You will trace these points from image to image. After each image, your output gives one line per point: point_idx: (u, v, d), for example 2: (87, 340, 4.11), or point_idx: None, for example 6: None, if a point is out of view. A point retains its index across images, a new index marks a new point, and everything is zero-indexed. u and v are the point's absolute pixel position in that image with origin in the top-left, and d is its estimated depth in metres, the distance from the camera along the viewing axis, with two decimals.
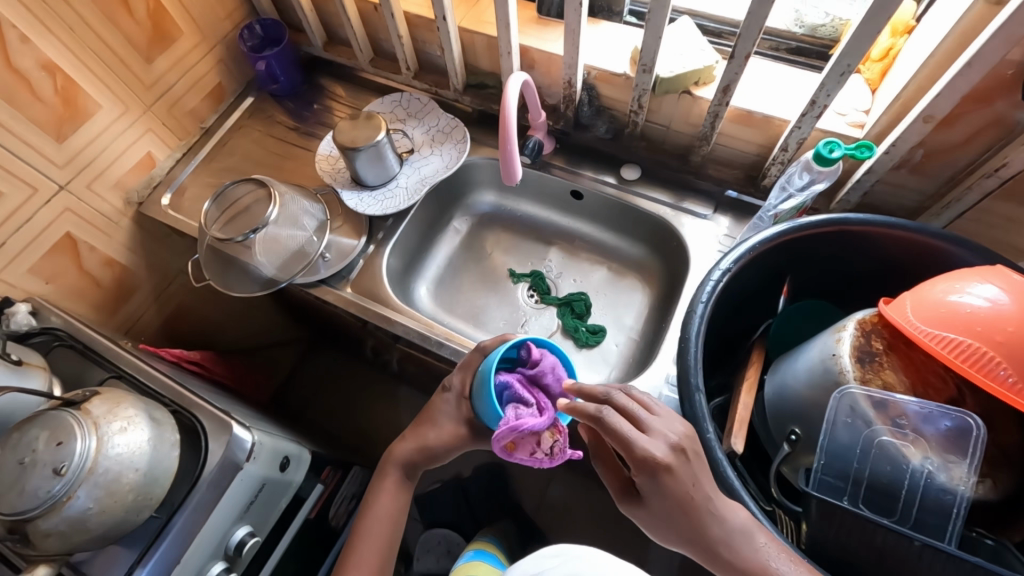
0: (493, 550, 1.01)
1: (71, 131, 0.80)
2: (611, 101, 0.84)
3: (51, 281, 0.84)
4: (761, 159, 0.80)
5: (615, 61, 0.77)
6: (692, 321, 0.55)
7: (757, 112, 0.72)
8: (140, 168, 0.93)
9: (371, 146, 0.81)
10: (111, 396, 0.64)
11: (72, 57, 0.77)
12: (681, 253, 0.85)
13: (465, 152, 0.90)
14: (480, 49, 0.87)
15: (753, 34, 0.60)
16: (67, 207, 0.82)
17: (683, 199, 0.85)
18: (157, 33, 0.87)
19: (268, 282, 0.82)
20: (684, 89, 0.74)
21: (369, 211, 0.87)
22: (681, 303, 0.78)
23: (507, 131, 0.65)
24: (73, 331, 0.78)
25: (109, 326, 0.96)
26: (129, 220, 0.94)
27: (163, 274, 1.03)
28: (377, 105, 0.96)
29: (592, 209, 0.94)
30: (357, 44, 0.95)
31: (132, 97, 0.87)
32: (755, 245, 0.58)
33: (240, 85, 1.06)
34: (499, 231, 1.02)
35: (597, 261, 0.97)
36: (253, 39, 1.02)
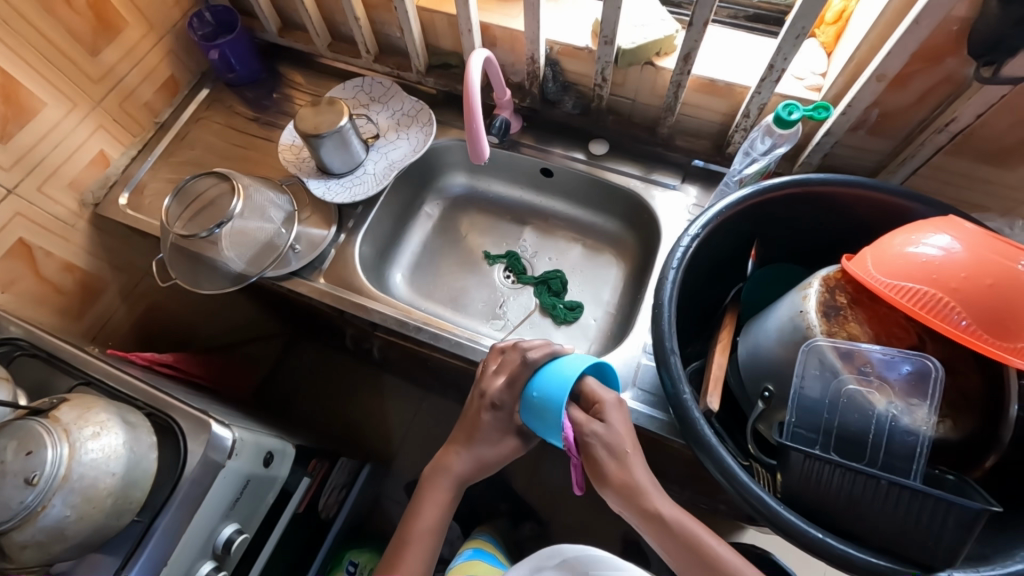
0: (492, 550, 1.00)
1: (15, 131, 0.76)
2: (577, 76, 0.83)
3: (7, 290, 0.80)
4: (725, 127, 0.81)
5: (577, 34, 0.77)
6: (665, 288, 0.56)
7: (718, 80, 0.72)
8: (94, 168, 0.89)
9: (334, 132, 0.79)
10: (81, 401, 0.62)
11: (10, 52, 0.73)
12: (652, 224, 0.86)
13: (432, 135, 0.89)
14: (441, 28, 0.86)
15: (710, 1, 0.60)
16: (18, 211, 0.79)
17: (652, 171, 0.86)
18: (100, 25, 0.82)
19: (237, 277, 0.80)
20: (647, 60, 0.75)
21: (337, 199, 0.86)
22: (654, 274, 0.80)
23: (472, 109, 0.65)
24: (34, 340, 0.76)
25: (74, 333, 0.93)
26: (86, 222, 0.90)
27: (128, 277, 1.00)
28: (339, 91, 0.94)
29: (563, 186, 0.94)
30: (314, 28, 0.92)
31: (78, 93, 0.83)
32: (722, 210, 0.59)
33: (194, 77, 1.03)
34: (472, 214, 1.02)
35: (571, 238, 0.97)
36: (204, 28, 0.98)
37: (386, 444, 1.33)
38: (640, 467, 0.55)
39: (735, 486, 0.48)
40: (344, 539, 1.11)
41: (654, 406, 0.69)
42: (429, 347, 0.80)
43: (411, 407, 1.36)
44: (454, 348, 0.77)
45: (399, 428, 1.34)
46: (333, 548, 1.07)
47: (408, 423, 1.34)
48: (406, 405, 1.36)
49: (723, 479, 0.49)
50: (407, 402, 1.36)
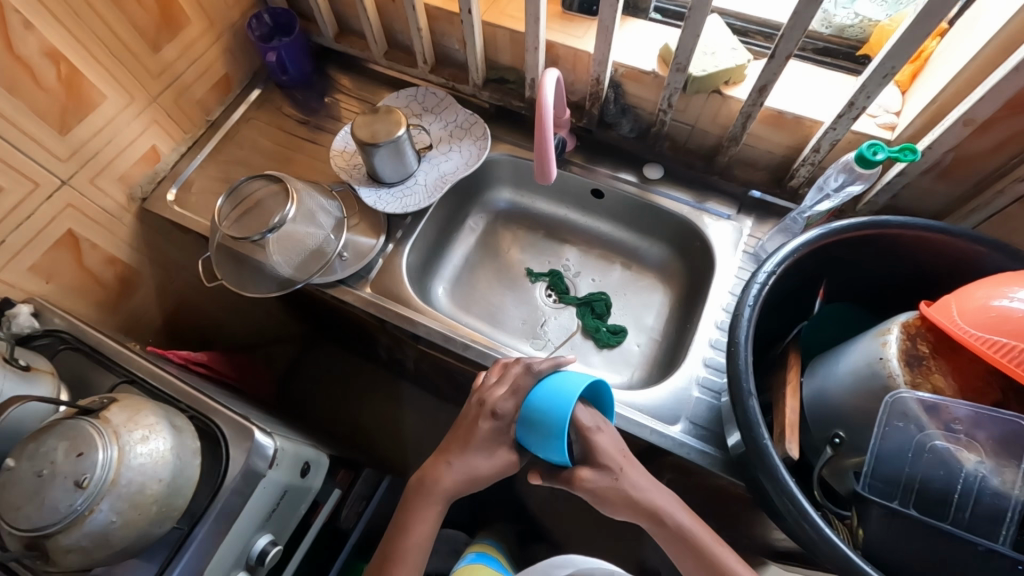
0: (494, 554, 0.97)
1: (76, 122, 0.76)
2: (638, 99, 0.82)
3: (51, 280, 0.81)
4: (787, 160, 0.80)
5: (644, 59, 0.76)
6: (742, 326, 0.54)
7: (788, 113, 0.71)
8: (145, 163, 0.89)
9: (390, 142, 0.79)
10: (131, 402, 0.61)
11: (77, 45, 0.73)
12: (704, 253, 0.85)
13: (486, 149, 0.88)
14: (503, 44, 0.85)
15: (796, 36, 0.59)
16: (69, 202, 0.79)
17: (706, 199, 0.85)
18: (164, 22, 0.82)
19: (284, 282, 0.79)
20: (715, 89, 0.74)
21: (388, 209, 0.85)
22: (708, 305, 0.78)
23: (544, 125, 0.63)
24: (78, 333, 0.75)
25: (110, 325, 0.92)
26: (132, 216, 0.90)
27: (166, 272, 1.00)
28: (392, 99, 0.94)
29: (611, 208, 0.93)
30: (373, 36, 0.92)
31: (136, 88, 0.82)
32: (798, 248, 0.57)
33: (247, 76, 1.01)
34: (517, 230, 1.00)
35: (617, 261, 0.96)
36: (261, 29, 0.96)
37: (404, 453, 1.31)
38: (640, 477, 0.59)
39: (815, 538, 0.47)
40: (360, 551, 1.09)
41: (708, 443, 0.69)
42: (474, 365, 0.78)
43: (430, 416, 1.35)
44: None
45: (418, 437, 1.32)
46: (349, 561, 1.04)
47: (428, 436, 1.32)
48: (425, 413, 1.35)
49: (802, 529, 0.48)
50: (426, 411, 1.35)
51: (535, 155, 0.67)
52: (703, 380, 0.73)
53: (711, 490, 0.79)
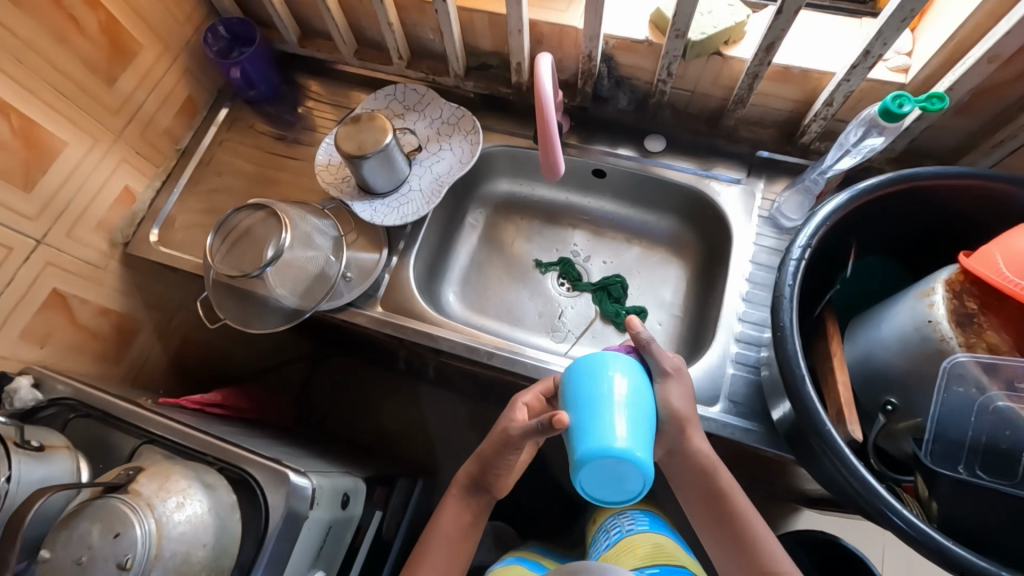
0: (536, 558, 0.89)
1: (40, 176, 0.70)
2: (632, 70, 0.78)
3: (45, 343, 0.77)
4: (795, 115, 0.76)
5: (636, 27, 0.71)
6: (785, 308, 0.52)
7: (796, 67, 0.67)
8: (121, 206, 0.83)
9: (378, 151, 0.75)
10: (159, 469, 0.58)
11: (27, 93, 0.66)
12: (718, 222, 0.82)
13: (479, 143, 0.83)
14: (482, 28, 0.79)
15: None
16: (48, 260, 0.74)
17: (712, 166, 0.82)
18: (114, 52, 0.75)
19: (292, 313, 0.76)
20: (715, 51, 0.70)
21: (386, 221, 0.80)
22: (730, 278, 0.76)
23: (547, 116, 0.59)
24: (85, 399, 0.72)
25: (114, 379, 0.88)
26: (117, 263, 0.85)
27: (162, 314, 0.96)
28: (370, 102, 0.88)
29: (616, 186, 0.89)
30: (340, 36, 0.85)
31: (98, 129, 0.76)
32: (829, 217, 0.55)
33: (211, 95, 0.95)
34: (519, 221, 0.97)
35: (627, 240, 0.93)
36: (219, 43, 0.89)
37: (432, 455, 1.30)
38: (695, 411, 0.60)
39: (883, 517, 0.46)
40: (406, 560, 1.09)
41: (750, 419, 0.68)
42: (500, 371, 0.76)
43: (452, 414, 1.34)
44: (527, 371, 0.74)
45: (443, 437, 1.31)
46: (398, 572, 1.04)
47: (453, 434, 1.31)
48: (446, 412, 1.34)
49: (873, 508, 0.47)
50: (447, 409, 1.34)
51: (540, 149, 0.63)
52: (738, 357, 0.72)
53: (754, 459, 0.78)
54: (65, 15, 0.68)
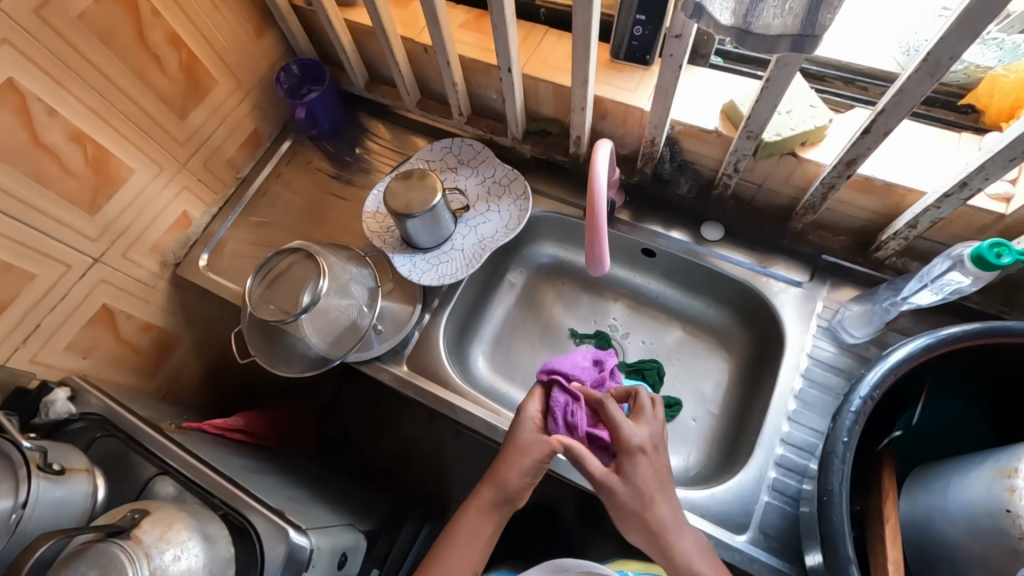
0: None
1: (104, 201, 0.73)
2: (696, 156, 0.74)
3: (89, 355, 0.80)
4: (871, 224, 0.70)
5: (705, 116, 0.68)
6: (834, 470, 0.46)
7: (878, 180, 0.62)
8: (177, 229, 0.86)
9: (427, 211, 0.74)
10: (162, 515, 0.59)
11: (103, 124, 0.70)
12: (771, 324, 0.76)
13: (527, 209, 0.81)
14: (546, 96, 0.78)
15: (902, 112, 0.50)
16: (102, 278, 0.77)
17: (772, 263, 0.76)
18: (190, 87, 0.78)
19: (321, 360, 0.76)
20: (789, 151, 0.65)
21: (423, 279, 0.79)
22: (777, 390, 0.70)
23: (597, 212, 0.57)
24: (114, 418, 0.74)
25: (147, 391, 0.91)
26: (166, 281, 0.88)
27: (202, 330, 0.99)
28: (425, 152, 0.88)
29: (665, 267, 0.85)
30: (405, 87, 0.86)
31: (164, 157, 0.79)
32: (899, 365, 0.49)
33: (278, 127, 0.98)
34: (560, 285, 0.94)
35: (670, 322, 0.88)
36: (290, 80, 0.92)
37: None
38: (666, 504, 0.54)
39: None
40: None
41: (783, 558, 0.62)
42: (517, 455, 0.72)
43: None
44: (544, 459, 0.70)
45: None
46: None
47: None
48: None
49: None
50: None
51: (586, 242, 0.59)
52: (775, 482, 0.65)
53: None
54: (149, 54, 0.71)
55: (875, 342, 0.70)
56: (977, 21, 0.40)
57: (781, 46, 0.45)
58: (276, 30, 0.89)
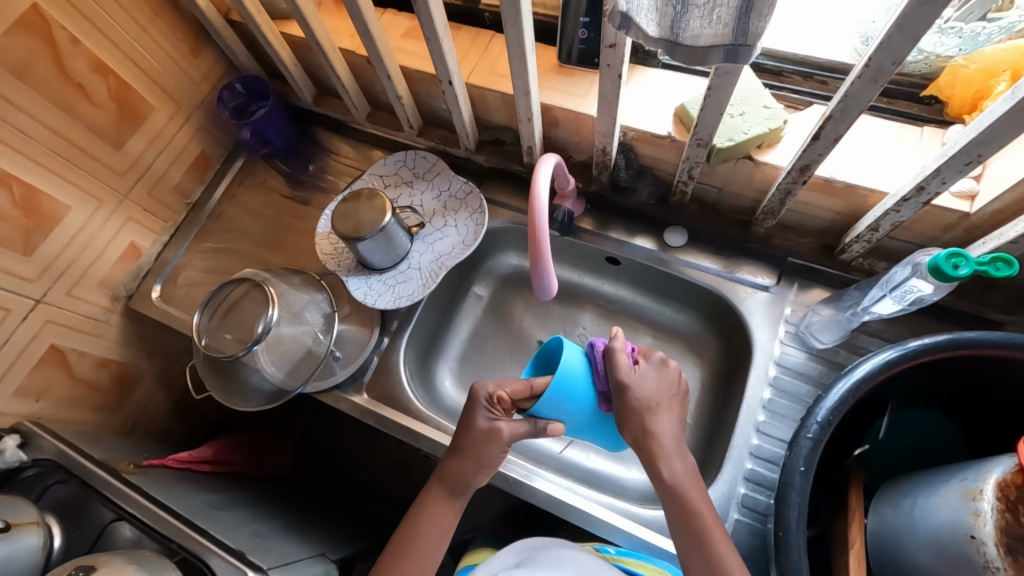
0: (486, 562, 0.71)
1: (40, 240, 0.70)
2: (652, 161, 0.71)
3: (41, 398, 0.78)
4: (836, 225, 0.67)
5: (656, 120, 0.65)
6: (790, 503, 0.44)
7: (837, 181, 0.59)
8: (126, 261, 0.84)
9: (377, 232, 0.71)
10: (109, 570, 0.57)
11: (29, 162, 0.66)
12: (739, 330, 0.74)
13: (484, 223, 0.78)
14: (495, 105, 0.75)
15: (851, 117, 0.47)
16: (48, 318, 0.75)
17: (738, 267, 0.74)
18: (122, 115, 0.75)
19: (278, 392, 0.73)
20: (746, 155, 0.62)
21: (379, 302, 0.77)
22: (746, 402, 0.68)
23: (540, 234, 0.54)
24: (69, 464, 0.72)
25: (111, 427, 0.89)
26: (119, 315, 0.86)
27: (164, 361, 0.96)
28: (378, 167, 0.85)
29: (631, 273, 0.82)
30: (352, 100, 0.83)
31: (103, 190, 0.76)
32: (858, 386, 0.47)
33: (227, 148, 0.94)
34: (527, 296, 0.91)
35: (640, 329, 0.85)
36: (235, 99, 0.88)
37: None
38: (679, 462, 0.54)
39: None
40: None
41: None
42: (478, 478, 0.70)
43: None
44: (502, 483, 0.68)
45: None
46: None
47: None
48: None
49: None
50: None
51: (532, 267, 0.57)
52: (745, 499, 0.63)
53: None
54: (73, 85, 0.68)
55: (845, 347, 0.68)
56: (917, 22, 0.37)
57: (715, 57, 0.42)
58: (215, 47, 0.86)
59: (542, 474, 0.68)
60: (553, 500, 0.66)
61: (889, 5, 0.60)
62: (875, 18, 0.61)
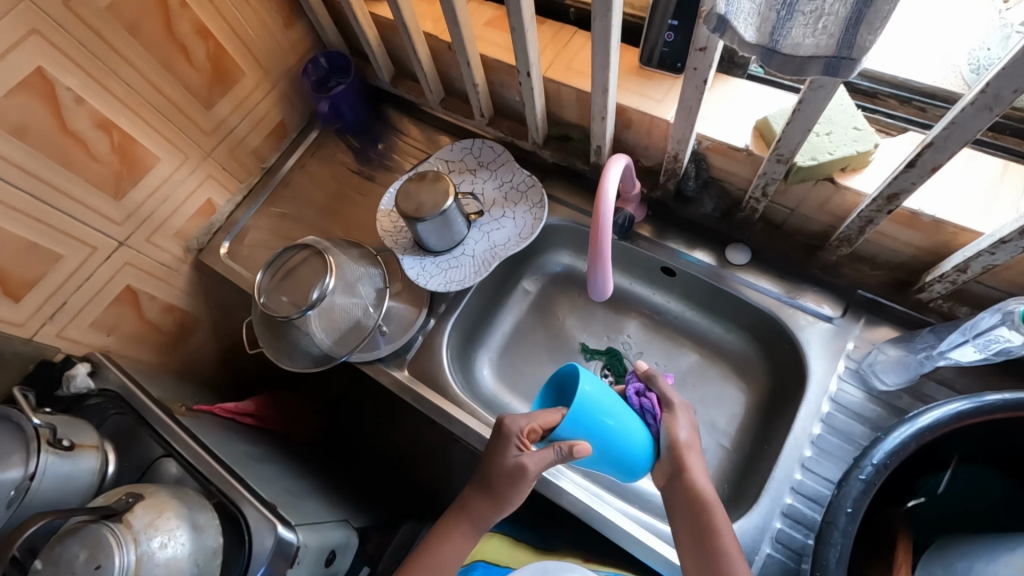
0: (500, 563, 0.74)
1: (129, 187, 0.76)
2: (723, 174, 0.69)
3: (112, 332, 0.83)
4: (914, 261, 0.63)
5: (733, 132, 0.63)
6: (831, 544, 0.42)
7: (925, 215, 0.55)
8: (201, 216, 0.88)
9: (437, 215, 0.72)
10: (155, 500, 0.60)
11: (129, 113, 0.71)
12: (793, 359, 0.71)
13: (542, 218, 0.78)
14: (568, 102, 0.74)
15: (953, 146, 0.44)
16: (126, 260, 0.80)
17: (800, 293, 0.70)
18: (214, 77, 0.79)
19: (325, 357, 0.76)
20: (826, 176, 0.59)
21: (430, 283, 0.78)
22: (792, 435, 0.64)
23: (602, 237, 0.53)
24: (128, 397, 0.77)
25: (168, 370, 0.95)
26: (189, 266, 0.91)
27: (222, 314, 1.02)
28: (445, 151, 0.86)
29: (685, 287, 0.80)
30: (428, 85, 0.84)
31: (190, 146, 0.81)
32: (922, 431, 0.44)
33: (305, 119, 0.98)
34: (574, 296, 0.91)
35: (686, 345, 0.83)
36: (317, 73, 0.92)
37: None
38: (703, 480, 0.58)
39: None
40: None
41: None
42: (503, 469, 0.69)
43: None
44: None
45: None
46: None
47: None
48: None
49: None
50: None
51: (589, 267, 0.55)
52: (779, 533, 0.61)
53: None
54: (176, 45, 0.72)
55: (910, 391, 0.64)
56: None
57: (812, 69, 0.41)
58: (307, 21, 0.89)
59: (568, 475, 0.67)
60: (575, 502, 0.66)
61: (1008, 31, 0.55)
62: (988, 45, 0.57)
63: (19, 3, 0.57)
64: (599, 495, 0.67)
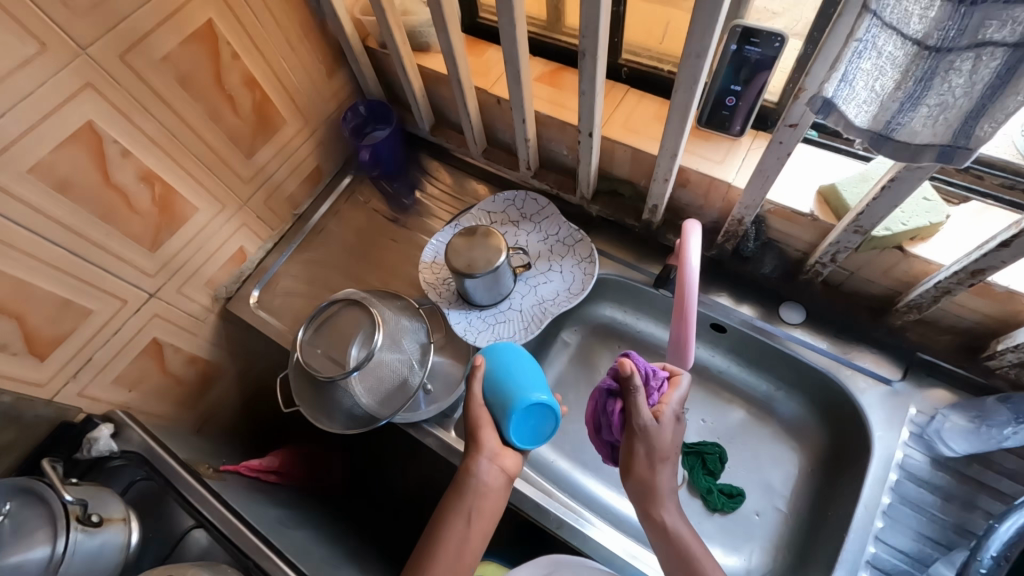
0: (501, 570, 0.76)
1: (166, 238, 0.72)
2: (783, 235, 0.69)
3: (134, 388, 0.77)
4: (981, 327, 0.64)
5: (798, 197, 0.63)
6: None
7: (998, 286, 0.56)
8: (232, 264, 0.85)
9: (490, 271, 0.70)
10: None
11: (173, 164, 0.69)
12: (853, 423, 0.70)
13: (593, 273, 0.77)
14: (621, 159, 0.74)
15: None
16: (156, 312, 0.75)
17: (861, 356, 0.70)
18: (258, 126, 0.77)
19: (368, 418, 0.72)
20: (896, 245, 0.59)
21: (479, 340, 0.76)
22: (863, 503, 0.63)
23: (687, 300, 0.53)
24: (154, 459, 0.71)
25: (187, 424, 0.89)
26: (216, 315, 0.87)
27: (244, 363, 0.97)
28: (487, 202, 0.85)
29: (734, 343, 0.79)
30: (473, 136, 0.84)
31: (228, 195, 0.78)
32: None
33: (339, 164, 0.97)
34: (615, 348, 0.88)
35: (735, 402, 0.81)
36: (355, 120, 0.92)
37: None
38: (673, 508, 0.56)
39: None
40: None
41: None
42: (515, 508, 0.70)
43: None
44: (558, 530, 0.67)
45: None
46: None
47: None
48: None
49: None
50: None
51: (674, 311, 0.55)
52: None
53: None
54: (224, 95, 0.71)
55: (978, 459, 0.64)
56: None
57: (926, 156, 0.40)
58: (348, 69, 0.89)
59: (594, 522, 0.67)
60: (610, 555, 0.65)
61: None
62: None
63: (77, 57, 0.55)
64: (633, 554, 0.65)
